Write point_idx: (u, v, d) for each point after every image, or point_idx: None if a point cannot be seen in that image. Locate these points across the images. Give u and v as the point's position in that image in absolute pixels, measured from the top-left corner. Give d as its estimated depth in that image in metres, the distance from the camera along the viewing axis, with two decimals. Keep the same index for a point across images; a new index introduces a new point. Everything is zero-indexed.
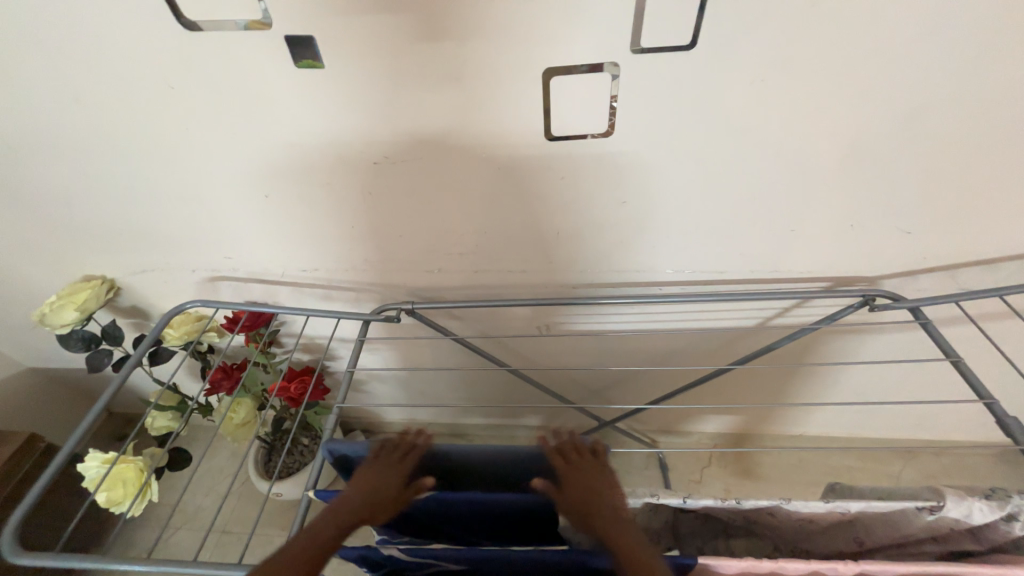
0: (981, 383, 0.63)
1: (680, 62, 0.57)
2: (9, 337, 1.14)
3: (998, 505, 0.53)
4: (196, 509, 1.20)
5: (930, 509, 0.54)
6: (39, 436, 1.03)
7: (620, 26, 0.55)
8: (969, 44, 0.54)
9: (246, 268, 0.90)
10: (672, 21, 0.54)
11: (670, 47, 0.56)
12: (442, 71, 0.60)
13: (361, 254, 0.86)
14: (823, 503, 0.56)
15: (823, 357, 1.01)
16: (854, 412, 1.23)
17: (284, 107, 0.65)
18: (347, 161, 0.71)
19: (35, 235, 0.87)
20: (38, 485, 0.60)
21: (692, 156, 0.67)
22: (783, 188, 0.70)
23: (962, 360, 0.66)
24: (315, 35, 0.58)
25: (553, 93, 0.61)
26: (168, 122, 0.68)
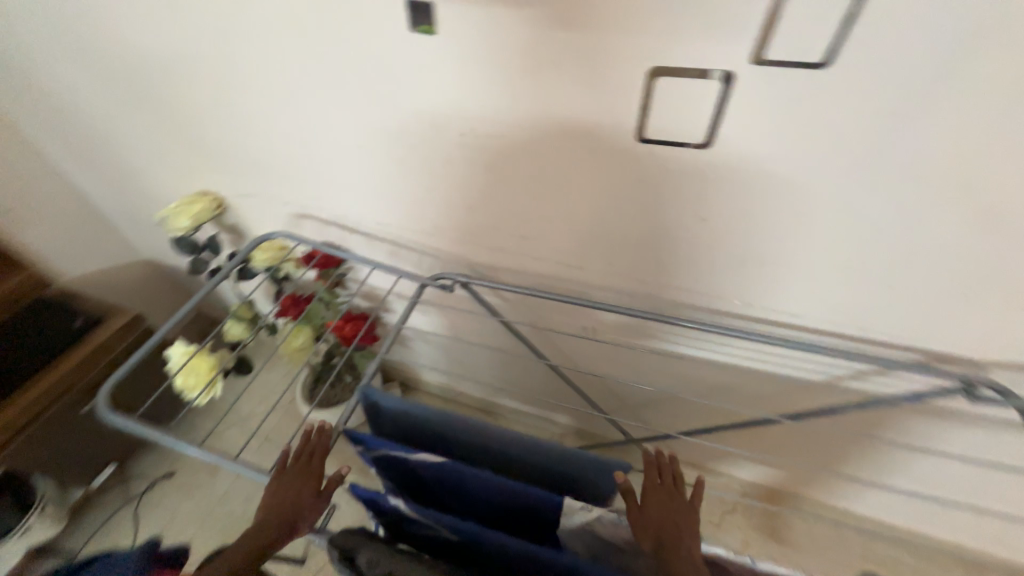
0: None
1: (807, 82, 0.52)
2: (136, 229, 1.33)
3: None
4: (248, 413, 1.36)
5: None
6: (142, 318, 1.21)
7: (743, 32, 0.50)
8: None
9: (329, 211, 0.98)
10: (805, 34, 0.49)
11: (801, 63, 0.50)
12: (544, 53, 0.59)
13: (432, 219, 0.89)
14: None
15: (895, 435, 0.89)
16: (917, 504, 1.09)
17: (393, 66, 0.68)
18: (436, 128, 0.73)
19: (170, 147, 1.00)
20: (134, 358, 0.71)
21: (797, 185, 0.61)
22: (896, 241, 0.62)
23: None
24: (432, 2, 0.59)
25: (653, 93, 0.58)
26: (290, 65, 0.74)
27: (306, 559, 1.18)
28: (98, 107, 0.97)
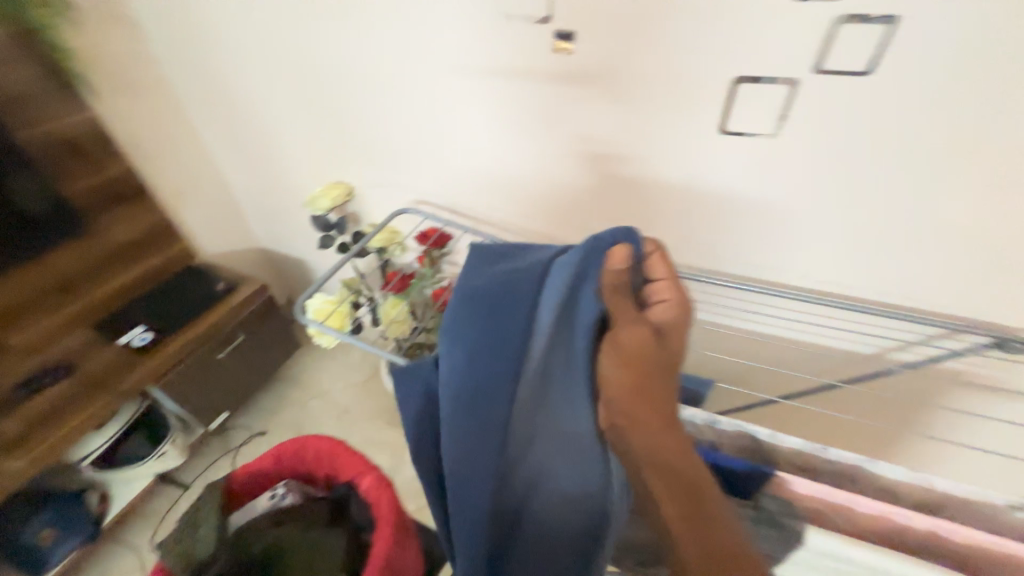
0: None
1: (863, 83, 0.65)
2: (265, 219, 1.58)
3: None
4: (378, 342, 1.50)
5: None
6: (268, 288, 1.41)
7: (806, 51, 0.66)
8: None
9: (447, 197, 1.17)
10: (858, 48, 0.63)
11: (855, 69, 0.64)
12: (656, 63, 0.76)
13: (538, 203, 1.06)
14: (946, 486, 0.59)
15: (954, 421, 0.93)
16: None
17: (530, 73, 0.87)
18: (555, 123, 0.91)
19: (324, 141, 1.23)
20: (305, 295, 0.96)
21: (887, 167, 0.71)
22: (988, 214, 0.69)
23: None
24: (572, 28, 0.78)
25: (735, 97, 0.73)
26: (445, 74, 0.95)
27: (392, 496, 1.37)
28: (273, 108, 1.23)
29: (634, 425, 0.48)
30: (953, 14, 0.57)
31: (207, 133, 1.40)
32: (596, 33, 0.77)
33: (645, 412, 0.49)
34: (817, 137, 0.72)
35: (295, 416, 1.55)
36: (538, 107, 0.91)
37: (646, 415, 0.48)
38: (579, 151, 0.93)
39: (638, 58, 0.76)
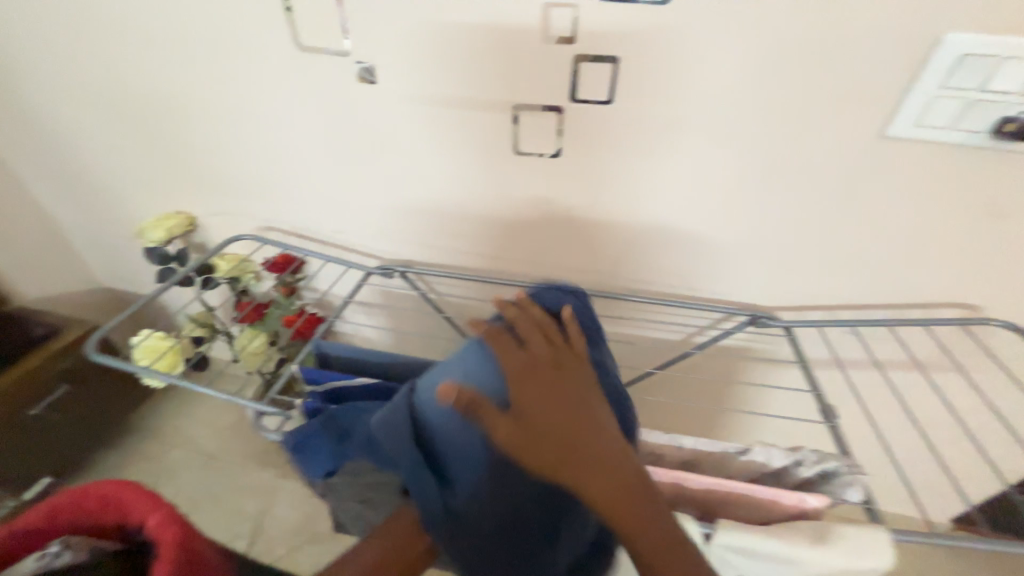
0: (833, 409, 0.71)
1: (608, 109, 0.80)
2: (104, 256, 1.44)
3: (790, 453, 0.65)
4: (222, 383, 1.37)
5: (798, 463, 0.64)
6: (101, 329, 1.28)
7: (562, 84, 0.79)
8: (823, 109, 0.72)
9: (292, 222, 1.16)
10: (597, 83, 0.78)
11: (599, 98, 0.79)
12: (452, 93, 0.85)
13: (380, 225, 1.09)
14: (690, 442, 0.70)
15: (749, 391, 1.08)
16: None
17: (347, 102, 0.92)
18: (378, 149, 0.97)
19: (157, 171, 1.17)
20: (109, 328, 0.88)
21: (643, 177, 0.86)
22: (718, 211, 0.86)
23: (825, 392, 0.74)
24: (374, 62, 0.86)
25: (520, 122, 0.85)
26: (268, 102, 0.97)
27: (257, 546, 1.26)
28: (94, 138, 1.15)
29: (568, 462, 0.47)
30: (649, 56, 0.74)
31: (19, 166, 1.26)
32: (396, 67, 0.85)
33: (580, 451, 0.48)
34: (588, 153, 0.86)
35: (145, 472, 1.39)
36: (358, 134, 0.96)
37: (578, 455, 0.47)
38: (406, 173, 0.99)
39: (435, 90, 0.86)
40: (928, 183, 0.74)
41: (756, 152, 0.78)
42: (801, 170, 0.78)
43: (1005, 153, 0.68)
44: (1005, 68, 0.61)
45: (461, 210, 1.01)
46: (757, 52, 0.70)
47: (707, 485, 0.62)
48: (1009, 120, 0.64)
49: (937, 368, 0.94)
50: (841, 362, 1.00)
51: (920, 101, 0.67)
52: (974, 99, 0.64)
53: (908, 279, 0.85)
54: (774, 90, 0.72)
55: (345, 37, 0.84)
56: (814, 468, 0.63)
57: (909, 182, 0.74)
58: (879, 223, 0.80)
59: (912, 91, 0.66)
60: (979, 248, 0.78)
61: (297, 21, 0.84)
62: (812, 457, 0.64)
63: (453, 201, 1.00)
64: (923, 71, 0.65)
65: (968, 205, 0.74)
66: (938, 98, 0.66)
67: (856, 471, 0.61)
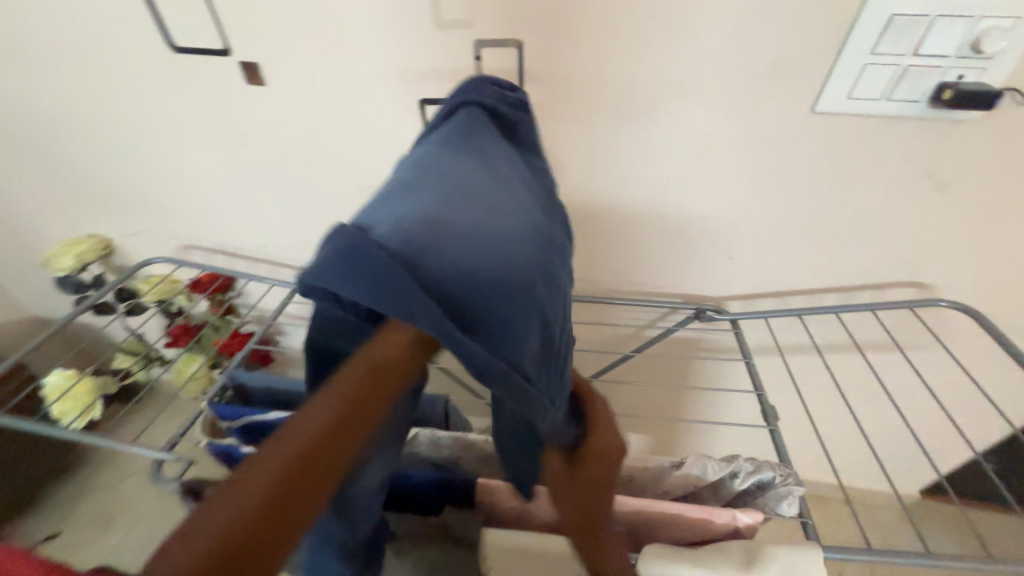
0: (773, 410, 0.67)
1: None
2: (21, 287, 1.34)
3: (725, 464, 0.60)
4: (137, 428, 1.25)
5: (733, 474, 0.60)
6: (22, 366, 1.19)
7: (467, 74, 0.71)
8: (748, 85, 0.65)
9: (211, 239, 1.07)
10: (503, 70, 0.70)
11: (508, 88, 0.71)
12: (352, 91, 0.77)
13: (305, 237, 1.02)
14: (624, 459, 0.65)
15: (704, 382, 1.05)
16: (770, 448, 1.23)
17: (242, 106, 0.83)
18: (286, 156, 0.88)
19: (55, 194, 1.06)
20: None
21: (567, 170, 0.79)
22: (650, 202, 0.80)
23: (766, 392, 0.70)
24: (261, 61, 0.77)
25: (429, 118, 0.77)
26: (158, 110, 0.87)
27: None
28: None
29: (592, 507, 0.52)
30: (552, 38, 0.67)
31: None
32: (285, 65, 0.76)
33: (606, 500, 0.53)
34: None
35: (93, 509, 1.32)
36: (262, 142, 0.87)
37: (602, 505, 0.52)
38: (320, 180, 0.91)
39: (333, 88, 0.78)
40: (862, 160, 0.68)
41: (683, 137, 0.71)
42: (731, 153, 0.72)
43: (942, 123, 0.62)
44: (937, 28, 0.55)
45: None
46: (668, 27, 0.63)
47: (637, 507, 0.58)
48: (946, 86, 0.57)
49: (889, 348, 0.91)
50: (794, 346, 0.97)
51: (850, 71, 0.60)
52: (904, 66, 0.58)
53: (853, 261, 0.80)
54: (690, 68, 0.66)
55: (223, 36, 0.75)
56: (748, 480, 0.59)
57: (841, 160, 0.69)
58: (818, 205, 0.74)
59: (838, 61, 0.60)
60: (923, 225, 0.73)
61: (165, 21, 0.75)
62: (748, 468, 0.60)
63: None
64: (848, 37, 0.58)
65: (906, 182, 0.69)
66: (867, 66, 0.59)
67: (790, 482, 0.57)
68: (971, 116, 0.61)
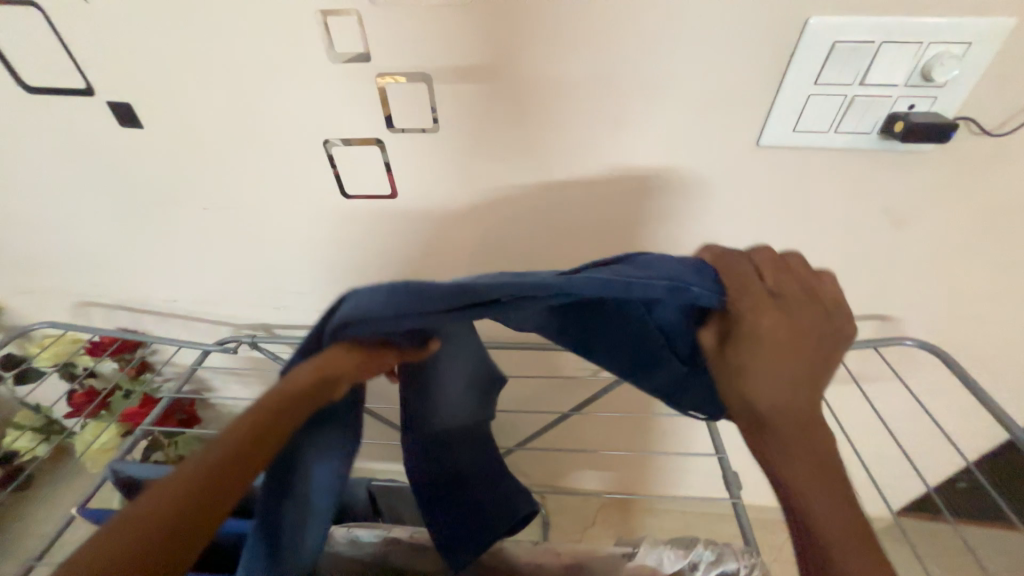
0: (735, 479, 0.60)
1: (435, 138, 0.64)
2: None
3: (681, 553, 0.53)
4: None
5: (693, 565, 0.53)
6: None
7: (374, 111, 0.63)
8: (684, 119, 0.58)
9: (113, 294, 0.94)
10: (413, 107, 0.62)
11: (421, 127, 0.63)
12: (246, 132, 0.67)
13: (218, 287, 0.90)
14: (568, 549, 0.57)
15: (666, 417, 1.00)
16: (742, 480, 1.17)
17: (121, 151, 0.72)
18: (182, 204, 0.77)
19: None
20: None
21: (499, 210, 0.71)
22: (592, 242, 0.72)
23: (727, 456, 0.63)
24: (132, 101, 0.66)
25: (339, 160, 0.68)
26: (24, 158, 0.75)
27: None
28: None
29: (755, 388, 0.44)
30: (463, 69, 0.58)
31: None
32: (162, 104, 0.66)
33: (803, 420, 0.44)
34: (429, 190, 0.70)
35: None
36: (152, 189, 0.76)
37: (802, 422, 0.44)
38: (224, 229, 0.80)
39: (222, 129, 0.67)
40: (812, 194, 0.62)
41: (619, 174, 0.65)
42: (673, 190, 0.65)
43: (894, 154, 0.57)
44: (883, 55, 0.49)
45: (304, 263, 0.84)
46: (589, 55, 0.55)
47: None
48: (897, 117, 0.52)
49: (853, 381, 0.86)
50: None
51: (794, 102, 0.54)
52: (851, 96, 0.52)
53: None
54: (620, 101, 0.58)
55: (81, 74, 0.63)
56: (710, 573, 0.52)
57: (789, 195, 0.63)
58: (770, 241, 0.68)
59: (781, 91, 0.54)
60: (880, 260, 0.67)
61: (8, 55, 0.63)
62: (709, 557, 0.52)
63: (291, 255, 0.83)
64: (788, 66, 0.52)
65: (859, 215, 0.63)
66: (812, 97, 0.53)
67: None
68: (923, 148, 0.56)
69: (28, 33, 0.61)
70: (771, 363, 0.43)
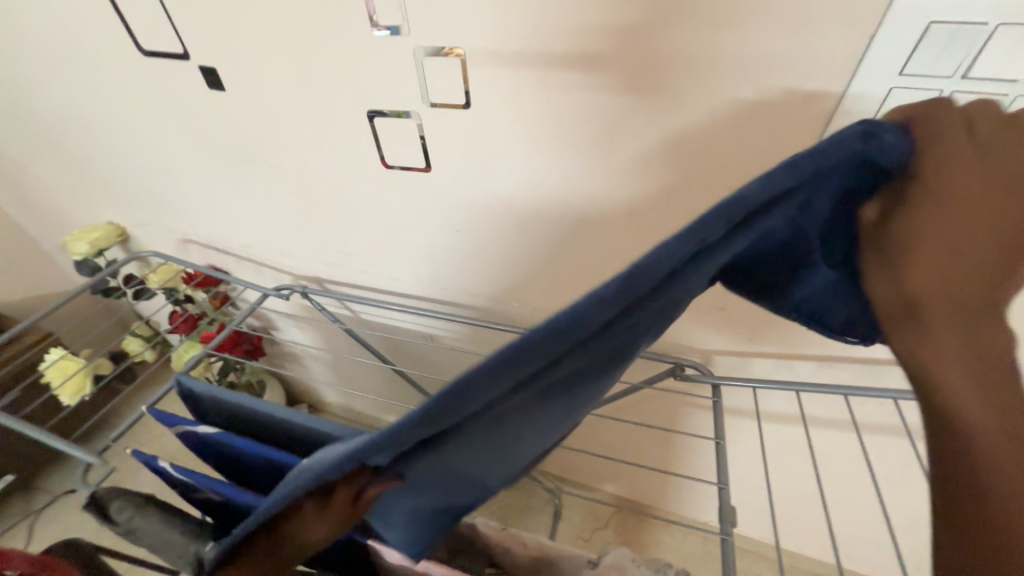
0: (731, 513, 0.55)
1: (469, 117, 0.67)
2: (59, 268, 1.46)
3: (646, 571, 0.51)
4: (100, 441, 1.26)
5: None
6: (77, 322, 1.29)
7: (412, 84, 0.66)
8: (714, 104, 0.56)
9: (204, 235, 1.10)
10: (448, 82, 0.65)
11: (455, 102, 0.66)
12: (306, 101, 0.74)
13: (282, 241, 1.02)
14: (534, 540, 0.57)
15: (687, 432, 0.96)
16: (774, 522, 1.05)
17: (211, 111, 0.83)
18: (254, 161, 0.88)
19: (73, 184, 1.14)
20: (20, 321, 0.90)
21: (526, 191, 0.73)
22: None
23: (729, 487, 0.58)
24: (218, 65, 0.76)
25: (381, 131, 0.73)
26: (141, 113, 0.89)
27: None
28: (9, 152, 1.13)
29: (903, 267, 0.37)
30: (497, 50, 0.60)
31: None
32: (240, 72, 0.75)
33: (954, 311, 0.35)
34: (463, 167, 0.73)
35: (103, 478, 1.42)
36: (232, 147, 0.87)
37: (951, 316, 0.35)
38: (286, 187, 0.90)
39: (287, 95, 0.75)
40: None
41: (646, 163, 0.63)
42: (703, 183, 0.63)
43: None
44: (998, 40, 0.43)
45: (350, 225, 0.91)
46: (626, 41, 0.55)
47: None
48: None
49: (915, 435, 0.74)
50: (795, 418, 0.81)
51: (873, 95, 0.49)
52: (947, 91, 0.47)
53: None
54: (660, 90, 0.57)
55: (182, 40, 0.74)
56: None
57: None
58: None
59: (854, 85, 0.49)
60: None
61: (132, 25, 0.76)
62: None
63: (339, 217, 0.90)
64: (865, 56, 0.48)
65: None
66: (896, 91, 0.48)
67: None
68: None
69: (145, 5, 0.72)
70: (950, 223, 0.34)
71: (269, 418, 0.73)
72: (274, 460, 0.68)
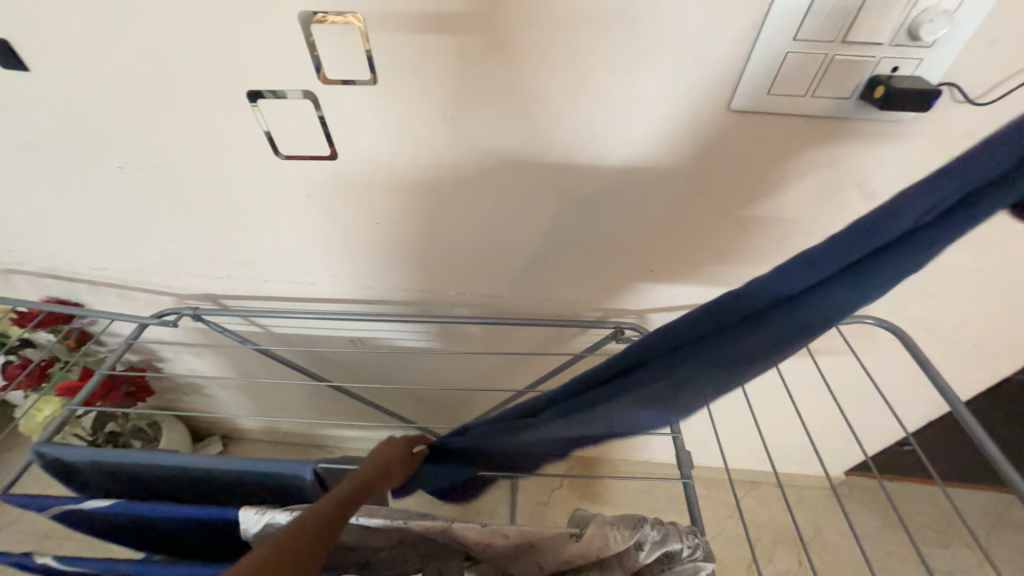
0: (687, 458, 0.61)
1: (377, 94, 0.59)
2: None
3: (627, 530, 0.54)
4: None
5: (639, 545, 0.54)
6: None
7: (301, 58, 0.56)
8: (631, 73, 0.56)
9: (34, 262, 0.86)
10: (345, 55, 0.56)
11: (355, 79, 0.58)
12: (158, 83, 0.60)
13: (151, 258, 0.84)
14: (516, 529, 0.56)
15: None
16: (703, 445, 1.20)
17: (12, 100, 0.63)
18: (93, 162, 0.69)
19: None
20: None
21: (450, 171, 0.67)
22: (553, 209, 0.71)
23: (680, 434, 0.64)
24: (11, 37, 0.57)
25: (269, 116, 0.62)
26: None
27: None
28: None
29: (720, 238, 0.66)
30: (402, 12, 0.52)
31: None
32: (51, 45, 0.57)
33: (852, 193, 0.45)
34: (377, 151, 0.66)
35: None
36: (56, 145, 0.68)
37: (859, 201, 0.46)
38: (147, 191, 0.73)
39: (128, 76, 0.59)
40: (774, 161, 0.61)
41: (569, 138, 0.62)
42: (635, 156, 0.63)
43: (871, 122, 0.56)
44: (870, 8, 0.46)
45: (242, 229, 0.78)
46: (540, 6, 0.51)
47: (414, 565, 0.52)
48: (879, 81, 0.50)
49: (807, 353, 0.88)
50: None
51: (772, 62, 0.51)
52: (832, 56, 0.50)
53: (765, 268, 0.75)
54: (583, 58, 0.55)
55: None
56: (654, 551, 0.53)
57: (744, 161, 0.61)
58: (733, 211, 0.68)
59: (758, 51, 0.51)
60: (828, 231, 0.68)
61: None
62: (655, 537, 0.54)
63: (226, 221, 0.77)
64: (768, 20, 0.49)
65: (822, 185, 0.63)
66: (791, 56, 0.51)
67: (697, 556, 0.54)
68: (897, 114, 0.54)
69: None
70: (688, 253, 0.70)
71: (184, 469, 0.61)
72: (201, 516, 0.58)
